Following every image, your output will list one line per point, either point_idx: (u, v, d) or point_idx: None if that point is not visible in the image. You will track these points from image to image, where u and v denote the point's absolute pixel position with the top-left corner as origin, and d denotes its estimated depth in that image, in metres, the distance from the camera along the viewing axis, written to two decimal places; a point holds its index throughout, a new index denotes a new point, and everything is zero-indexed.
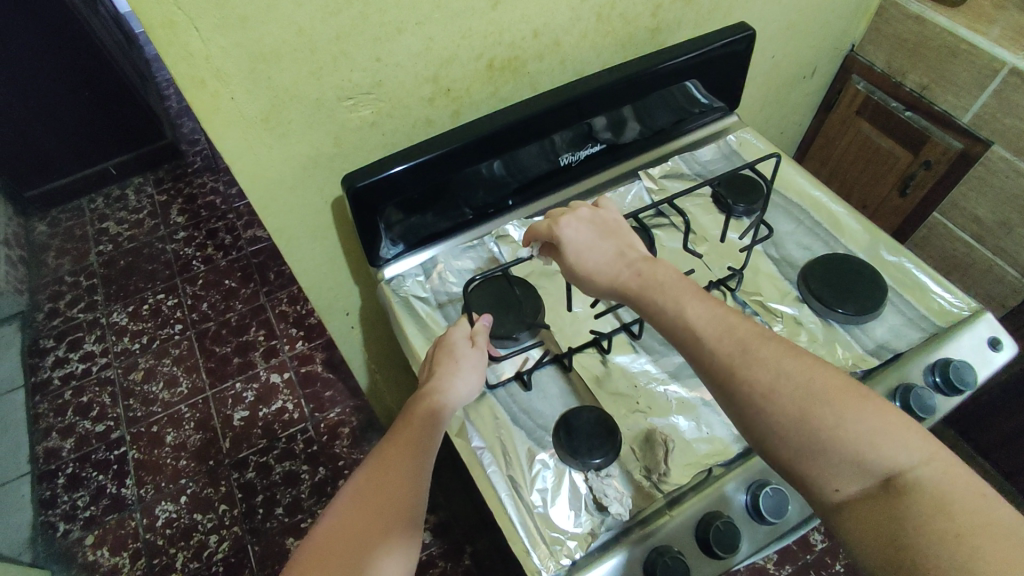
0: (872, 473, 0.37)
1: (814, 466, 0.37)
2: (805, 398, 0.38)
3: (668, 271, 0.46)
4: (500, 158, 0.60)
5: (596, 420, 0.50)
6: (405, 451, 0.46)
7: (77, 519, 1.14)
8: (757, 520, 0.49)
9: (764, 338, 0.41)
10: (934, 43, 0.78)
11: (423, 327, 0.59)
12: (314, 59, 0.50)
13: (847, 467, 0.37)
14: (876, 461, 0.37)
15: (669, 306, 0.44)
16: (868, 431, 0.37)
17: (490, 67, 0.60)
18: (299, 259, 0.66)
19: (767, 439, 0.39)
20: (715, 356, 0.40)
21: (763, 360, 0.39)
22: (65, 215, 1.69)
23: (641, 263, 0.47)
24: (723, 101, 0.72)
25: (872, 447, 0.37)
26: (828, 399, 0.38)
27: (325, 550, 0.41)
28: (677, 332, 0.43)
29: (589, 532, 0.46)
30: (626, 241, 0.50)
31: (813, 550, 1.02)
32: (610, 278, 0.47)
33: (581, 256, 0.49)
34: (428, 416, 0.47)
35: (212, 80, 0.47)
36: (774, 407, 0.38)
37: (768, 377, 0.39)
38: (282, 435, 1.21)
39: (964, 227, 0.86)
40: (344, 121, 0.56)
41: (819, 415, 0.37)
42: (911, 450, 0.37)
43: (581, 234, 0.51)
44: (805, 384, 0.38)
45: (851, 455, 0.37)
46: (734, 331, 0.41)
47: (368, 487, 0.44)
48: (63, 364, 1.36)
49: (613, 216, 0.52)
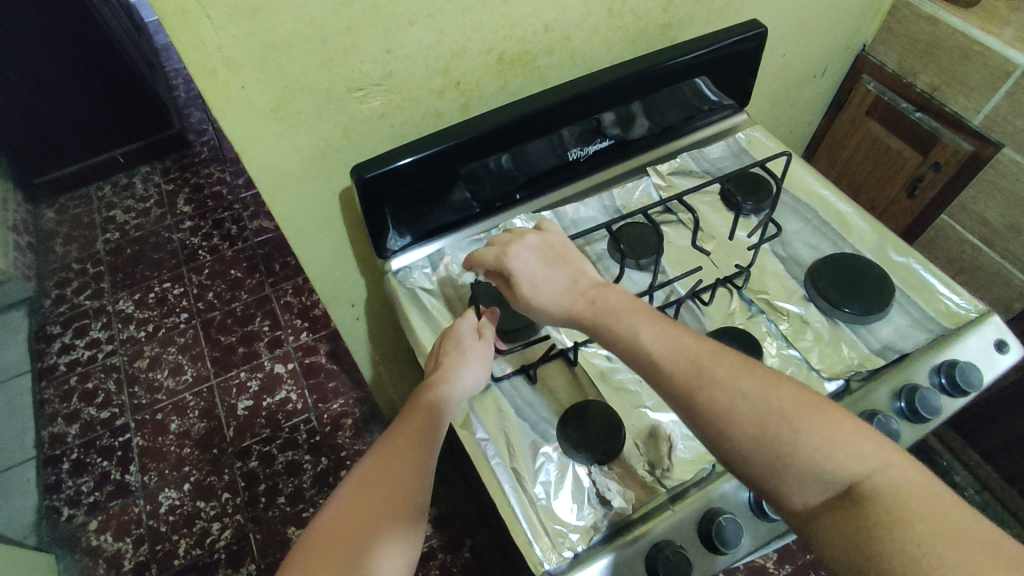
0: (834, 484, 0.36)
1: (777, 481, 0.37)
2: (762, 414, 0.37)
3: (619, 293, 0.46)
4: (509, 152, 0.60)
5: (599, 415, 0.50)
6: (411, 441, 0.46)
7: (81, 504, 1.15)
8: (759, 516, 0.49)
9: (720, 354, 0.41)
10: (946, 43, 0.78)
11: (430, 319, 0.59)
12: (324, 50, 0.50)
13: (809, 480, 0.36)
14: (838, 471, 0.36)
15: (624, 330, 0.44)
16: (824, 442, 0.36)
17: (500, 61, 0.60)
18: (306, 250, 0.66)
19: (728, 458, 0.38)
20: (671, 378, 0.40)
21: (717, 380, 0.39)
22: (72, 202, 1.70)
23: (591, 289, 0.48)
24: (733, 99, 0.72)
25: (831, 458, 0.36)
26: (783, 414, 0.37)
27: (330, 536, 0.41)
28: (636, 356, 0.43)
29: (592, 525, 0.46)
30: (577, 268, 0.51)
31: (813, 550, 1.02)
32: (564, 307, 0.48)
33: (534, 287, 0.50)
34: (434, 407, 0.48)
35: (223, 69, 0.47)
36: (732, 426, 0.38)
37: (723, 396, 0.39)
38: (285, 425, 1.22)
39: (972, 229, 0.86)
40: (353, 112, 0.56)
41: (776, 430, 0.37)
42: (869, 457, 0.36)
43: (531, 265, 0.51)
44: (760, 399, 0.38)
45: (812, 467, 0.36)
46: (688, 350, 0.41)
47: (373, 476, 0.44)
48: (69, 350, 1.37)
49: (558, 241, 0.53)
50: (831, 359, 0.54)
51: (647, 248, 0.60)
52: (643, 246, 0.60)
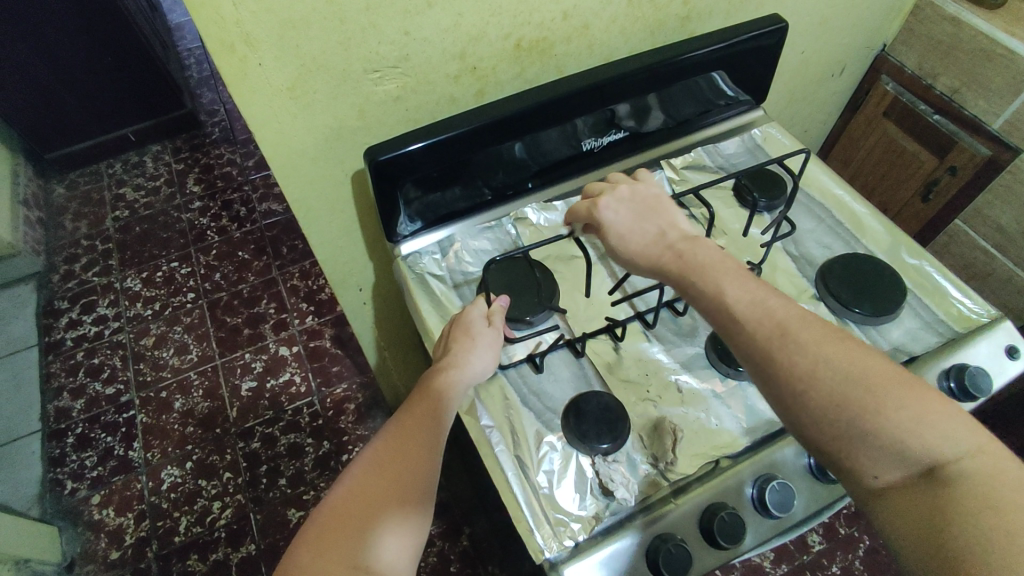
0: (916, 463, 0.37)
1: (855, 451, 0.38)
2: (846, 383, 0.39)
3: (708, 251, 0.47)
4: (524, 139, 0.60)
5: (607, 405, 0.50)
6: (418, 425, 0.46)
7: (85, 478, 1.16)
8: (762, 512, 0.49)
9: (803, 321, 0.42)
10: (968, 46, 0.77)
11: (437, 305, 0.59)
12: (343, 29, 0.50)
13: (888, 455, 0.38)
14: (918, 449, 0.37)
15: (708, 288, 0.45)
16: (910, 417, 0.38)
17: (517, 47, 0.60)
18: (316, 231, 0.66)
19: (802, 423, 0.40)
20: (752, 336, 0.42)
21: (802, 345, 0.40)
22: (82, 179, 1.71)
23: (681, 243, 0.49)
24: (749, 95, 0.72)
25: (915, 436, 0.37)
26: (867, 386, 0.39)
27: (337, 517, 0.42)
28: (716, 314, 0.44)
29: (594, 516, 0.46)
30: (667, 219, 0.52)
31: (810, 551, 1.01)
32: (651, 258, 0.49)
33: (623, 236, 0.52)
34: (441, 392, 0.48)
35: (242, 45, 0.47)
36: (813, 392, 0.39)
37: (805, 362, 0.40)
38: (288, 408, 1.22)
39: (986, 235, 0.86)
40: (369, 94, 0.56)
41: (861, 400, 0.38)
42: (959, 440, 0.37)
43: (622, 215, 0.53)
44: (842, 368, 0.39)
45: (893, 442, 0.38)
46: (774, 314, 0.42)
47: (380, 458, 0.44)
48: (76, 326, 1.38)
49: (652, 191, 0.54)
50: None
51: None
52: None
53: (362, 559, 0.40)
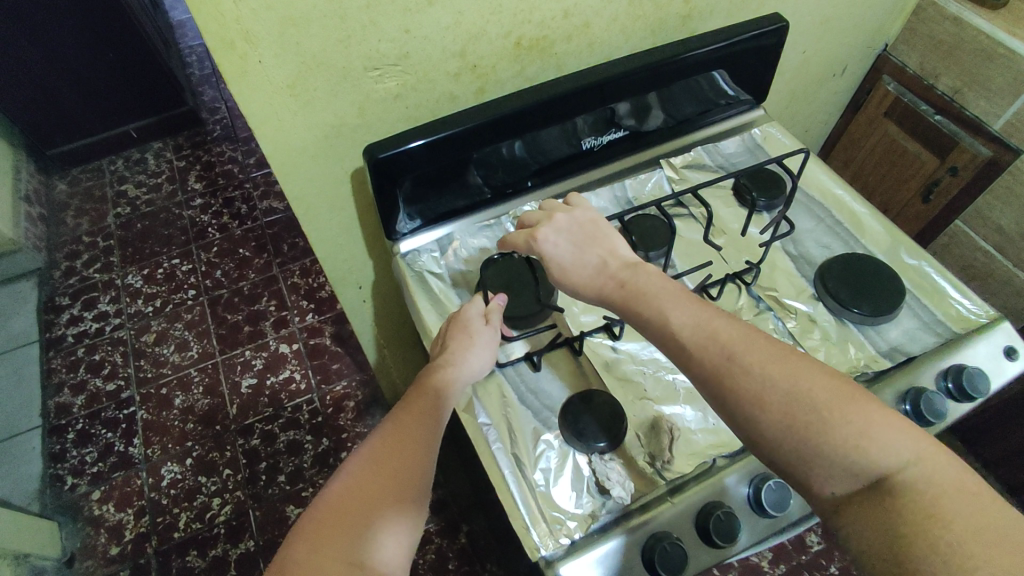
0: (866, 475, 0.37)
1: (807, 468, 0.38)
2: (793, 403, 0.39)
3: (648, 276, 0.48)
4: (523, 138, 0.60)
5: (603, 404, 0.50)
6: (416, 422, 0.46)
7: (85, 474, 1.16)
8: (757, 512, 0.49)
9: (750, 340, 0.42)
10: (970, 46, 0.77)
11: (436, 303, 0.59)
12: (342, 27, 0.50)
13: (839, 469, 0.37)
14: (869, 462, 0.37)
15: (655, 317, 0.45)
16: (857, 431, 0.38)
17: (518, 46, 0.60)
18: (315, 229, 0.66)
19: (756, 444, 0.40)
20: (700, 363, 0.42)
21: (749, 368, 0.41)
22: (85, 175, 1.71)
23: (621, 272, 0.49)
24: (750, 95, 0.72)
25: (863, 448, 0.37)
26: (812, 403, 0.39)
27: (334, 513, 0.42)
28: (666, 344, 0.44)
29: (590, 514, 0.46)
30: (607, 246, 0.52)
31: (808, 551, 1.01)
32: (597, 288, 0.50)
33: (566, 269, 0.51)
34: (440, 391, 0.48)
35: (241, 43, 0.47)
36: (764, 415, 0.39)
37: (753, 383, 0.40)
38: (288, 405, 1.22)
39: (986, 236, 0.86)
40: (368, 92, 0.56)
41: (807, 418, 0.38)
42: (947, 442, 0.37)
43: (562, 247, 0.52)
44: (788, 388, 0.39)
45: (841, 457, 0.37)
46: (718, 337, 0.42)
47: (378, 455, 0.44)
48: (77, 322, 1.38)
49: (588, 215, 0.54)
50: (837, 359, 0.53)
51: (657, 240, 0.60)
52: (654, 238, 0.60)
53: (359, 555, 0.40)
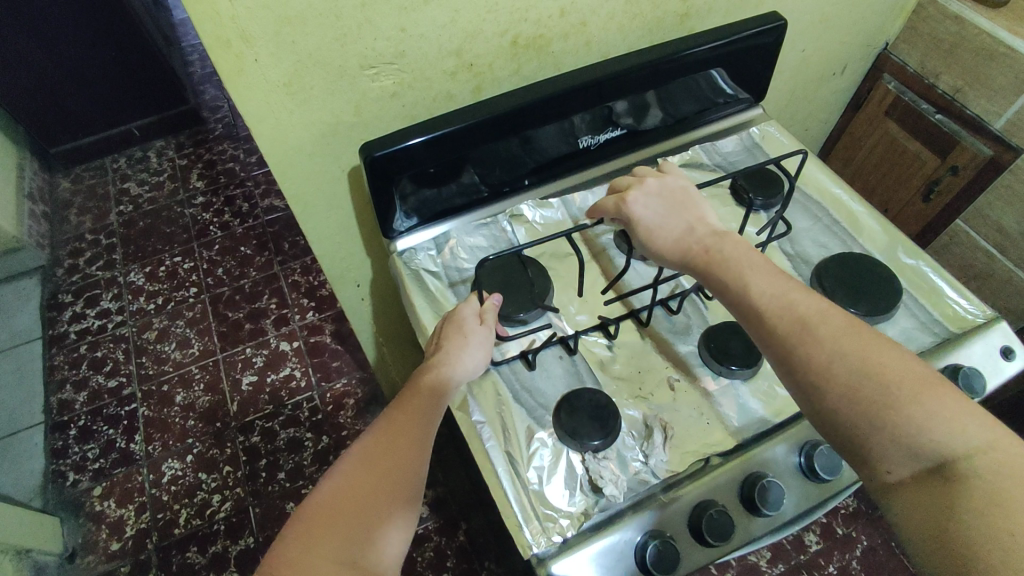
0: (926, 457, 0.38)
1: (869, 444, 0.40)
2: (859, 377, 0.40)
3: (733, 244, 0.50)
4: (521, 135, 0.60)
5: (598, 403, 0.50)
6: (409, 422, 0.46)
7: (86, 470, 1.17)
8: (751, 511, 0.49)
9: (825, 315, 0.44)
10: (971, 44, 0.76)
11: (432, 301, 0.59)
12: (338, 25, 0.50)
13: (898, 449, 0.39)
14: (930, 446, 0.38)
15: (732, 283, 0.47)
16: (922, 413, 0.39)
17: (514, 44, 0.60)
18: (314, 226, 0.67)
19: (818, 413, 0.42)
20: (774, 331, 0.44)
21: (822, 338, 0.42)
22: (88, 173, 1.72)
23: (708, 239, 0.51)
24: (749, 93, 0.71)
25: (924, 430, 0.38)
26: (883, 380, 0.40)
27: (326, 511, 0.42)
28: (741, 307, 0.46)
29: (583, 512, 0.46)
30: (695, 213, 0.53)
31: (807, 551, 1.01)
32: (680, 251, 0.51)
33: (652, 231, 0.53)
34: (434, 390, 0.48)
35: (239, 41, 0.48)
36: (830, 385, 0.41)
37: (822, 353, 0.42)
38: (288, 402, 1.23)
39: (986, 236, 0.85)
40: (365, 90, 0.56)
41: (875, 394, 0.40)
42: (970, 437, 0.38)
43: (651, 209, 0.54)
44: (860, 363, 0.41)
45: (905, 438, 0.39)
46: (794, 308, 0.44)
47: (371, 454, 0.44)
48: (80, 319, 1.39)
49: (678, 182, 0.56)
50: None
51: None
52: None
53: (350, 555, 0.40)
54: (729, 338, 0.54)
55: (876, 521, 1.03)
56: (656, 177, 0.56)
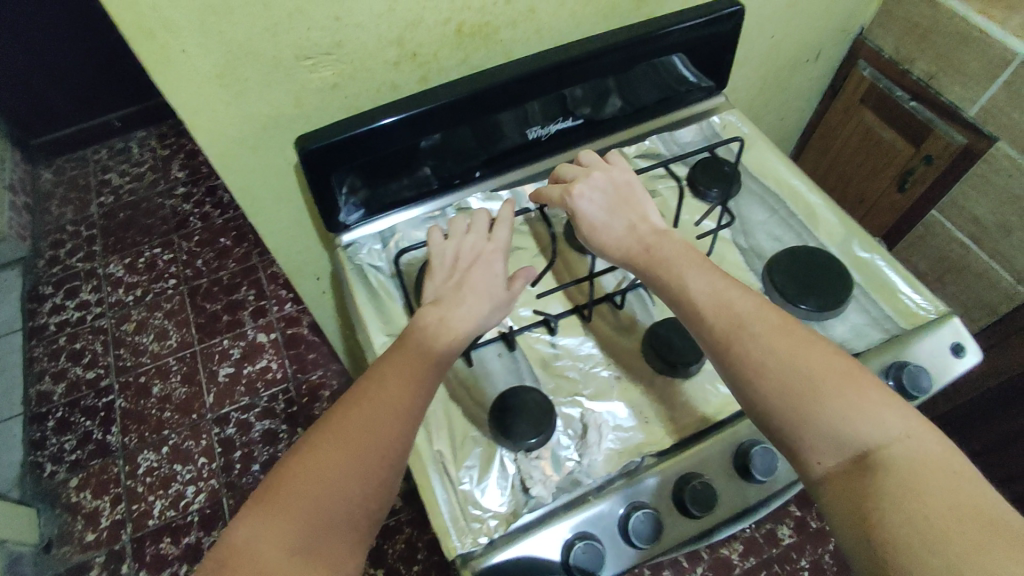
0: (852, 448, 0.39)
1: (800, 436, 0.40)
2: (790, 373, 0.41)
3: (674, 245, 0.50)
4: (474, 124, 0.59)
5: (532, 400, 0.49)
6: (398, 373, 0.42)
7: (64, 461, 1.17)
8: (682, 512, 0.48)
9: (761, 314, 0.44)
10: (945, 28, 0.74)
11: (374, 295, 0.58)
12: (268, 14, 0.48)
13: (826, 441, 0.39)
14: (856, 436, 0.39)
15: (670, 279, 0.48)
16: (846, 407, 0.39)
17: (459, 32, 0.57)
18: (263, 221, 0.66)
19: (752, 406, 0.42)
20: (709, 330, 0.45)
21: (756, 337, 0.43)
22: (69, 164, 1.71)
23: (650, 237, 0.51)
24: (711, 81, 0.69)
25: (851, 423, 0.39)
26: (812, 375, 0.41)
27: (299, 459, 0.39)
28: (678, 303, 0.47)
29: (511, 512, 0.46)
30: (639, 211, 0.53)
31: (780, 545, 1.00)
32: (622, 248, 0.51)
33: (595, 228, 0.53)
34: (431, 352, 0.43)
35: (161, 31, 0.46)
36: (762, 380, 0.42)
37: (756, 350, 0.43)
38: (265, 393, 1.23)
39: (961, 226, 0.83)
40: (304, 82, 0.54)
41: (805, 388, 0.40)
42: (890, 426, 0.39)
43: (596, 205, 0.53)
44: (791, 360, 0.41)
45: (833, 430, 0.39)
46: (731, 307, 0.45)
47: (352, 404, 0.41)
48: (59, 311, 1.39)
49: (623, 175, 0.55)
50: None
51: None
52: None
53: (318, 515, 0.38)
54: (673, 335, 0.52)
55: None
56: (603, 170, 0.55)
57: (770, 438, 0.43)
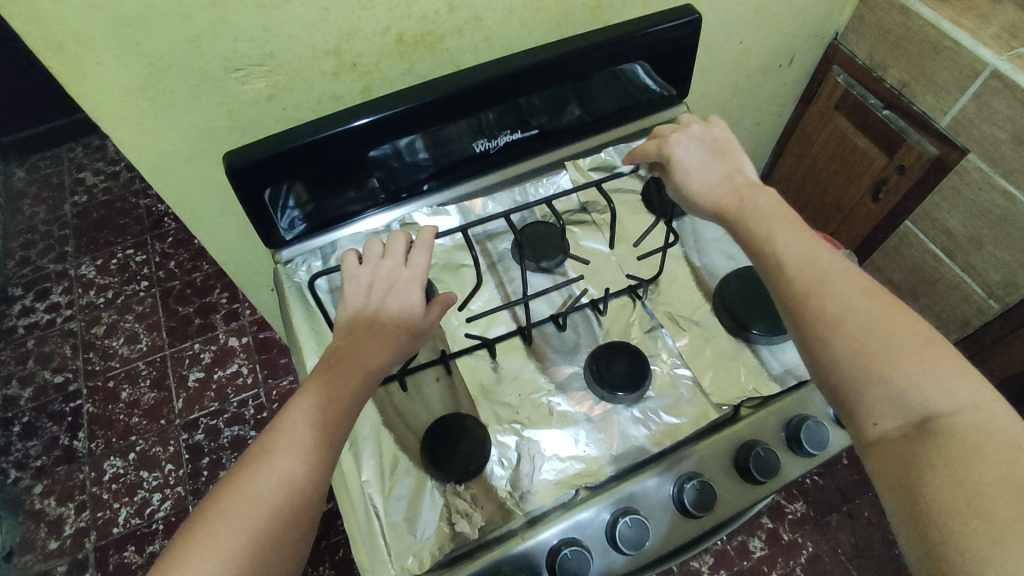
0: (915, 414, 0.37)
1: (860, 396, 0.38)
2: (869, 331, 0.39)
3: (769, 198, 0.48)
4: (421, 135, 0.56)
5: (465, 428, 0.47)
6: (330, 378, 0.43)
7: (29, 467, 1.17)
8: (612, 546, 0.47)
9: (847, 273, 0.42)
10: (917, 37, 0.71)
11: (310, 314, 0.56)
12: (188, 26, 0.45)
13: (889, 402, 0.37)
14: (921, 401, 0.37)
15: (760, 231, 0.46)
16: (920, 370, 0.37)
17: (400, 41, 0.54)
18: (207, 234, 0.63)
19: (819, 362, 0.40)
20: (790, 285, 0.42)
21: (836, 294, 0.41)
22: (43, 162, 1.69)
23: (745, 188, 0.49)
24: (674, 88, 0.67)
25: (919, 388, 0.37)
26: (891, 335, 0.38)
27: (217, 504, 0.38)
28: (762, 256, 0.45)
29: (436, 547, 0.44)
30: (736, 163, 0.52)
31: (751, 557, 0.99)
32: (715, 198, 0.49)
33: (689, 175, 0.51)
34: (360, 361, 0.44)
35: (71, 44, 0.43)
36: (837, 336, 0.39)
37: (835, 307, 0.40)
38: (234, 398, 1.21)
39: (934, 238, 0.81)
40: (235, 94, 0.51)
41: (885, 348, 0.38)
42: (957, 396, 0.37)
43: (692, 154, 0.52)
44: (870, 320, 0.39)
45: (900, 392, 0.37)
46: (817, 263, 0.42)
47: (263, 448, 0.40)
48: (29, 313, 1.38)
49: (723, 134, 0.54)
50: (724, 383, 0.51)
51: (550, 248, 0.57)
52: (546, 246, 0.57)
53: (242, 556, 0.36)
54: (615, 361, 0.50)
55: (823, 529, 1.00)
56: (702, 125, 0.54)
57: (829, 397, 0.41)
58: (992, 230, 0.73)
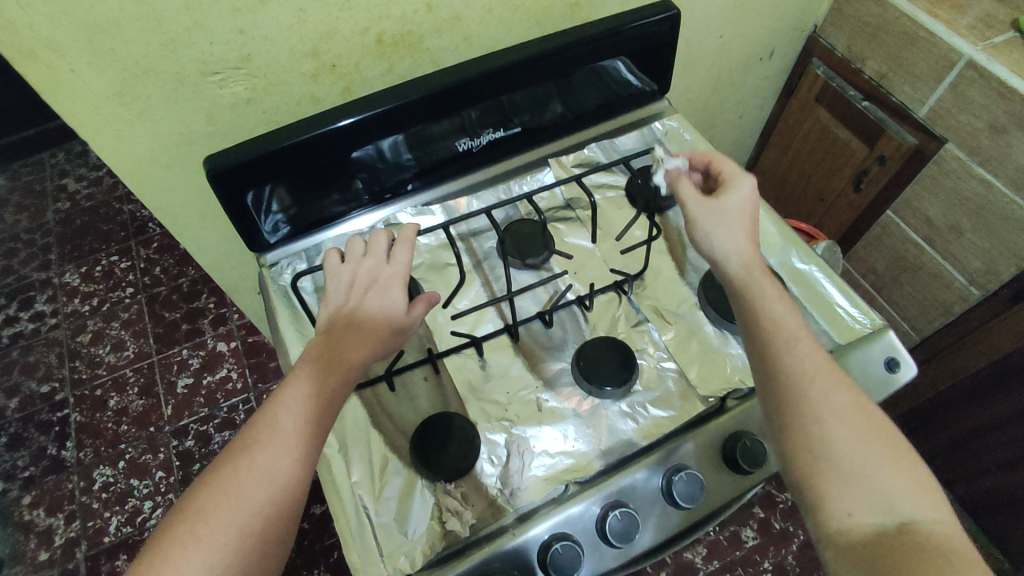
0: (892, 513, 0.38)
1: (838, 485, 0.39)
2: (863, 430, 0.41)
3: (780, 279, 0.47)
4: (404, 135, 0.56)
5: (453, 427, 0.48)
6: (313, 373, 0.43)
7: (17, 478, 1.16)
8: (601, 539, 0.47)
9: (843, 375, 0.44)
10: (893, 28, 0.72)
11: (296, 316, 0.56)
12: (161, 30, 0.45)
13: (868, 495, 0.38)
14: (898, 502, 0.38)
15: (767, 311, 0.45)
16: (901, 473, 0.39)
17: (380, 42, 0.54)
18: (190, 240, 0.63)
19: (807, 443, 0.41)
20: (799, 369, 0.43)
21: (838, 388, 0.42)
22: (24, 169, 1.66)
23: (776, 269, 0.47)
24: (655, 83, 0.67)
25: (899, 489, 0.39)
26: (879, 437, 0.41)
27: (199, 499, 0.38)
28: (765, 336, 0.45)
29: (427, 547, 0.44)
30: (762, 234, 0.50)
31: (743, 547, 0.94)
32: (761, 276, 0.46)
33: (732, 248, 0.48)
34: (342, 357, 0.44)
35: (43, 51, 0.43)
36: (832, 424, 0.41)
37: (839, 399, 0.42)
38: (224, 404, 1.20)
39: (916, 227, 0.82)
40: (214, 99, 0.51)
41: (873, 447, 0.40)
42: (931, 508, 0.38)
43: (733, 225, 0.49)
44: (866, 419, 0.41)
45: (881, 488, 0.39)
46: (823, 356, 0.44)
47: (245, 443, 0.40)
48: (13, 323, 1.36)
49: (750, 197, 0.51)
50: (709, 375, 0.51)
51: (534, 245, 0.57)
52: (529, 243, 0.57)
53: (226, 551, 0.36)
54: (601, 356, 0.51)
55: None
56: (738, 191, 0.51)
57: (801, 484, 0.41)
58: (971, 218, 0.74)
